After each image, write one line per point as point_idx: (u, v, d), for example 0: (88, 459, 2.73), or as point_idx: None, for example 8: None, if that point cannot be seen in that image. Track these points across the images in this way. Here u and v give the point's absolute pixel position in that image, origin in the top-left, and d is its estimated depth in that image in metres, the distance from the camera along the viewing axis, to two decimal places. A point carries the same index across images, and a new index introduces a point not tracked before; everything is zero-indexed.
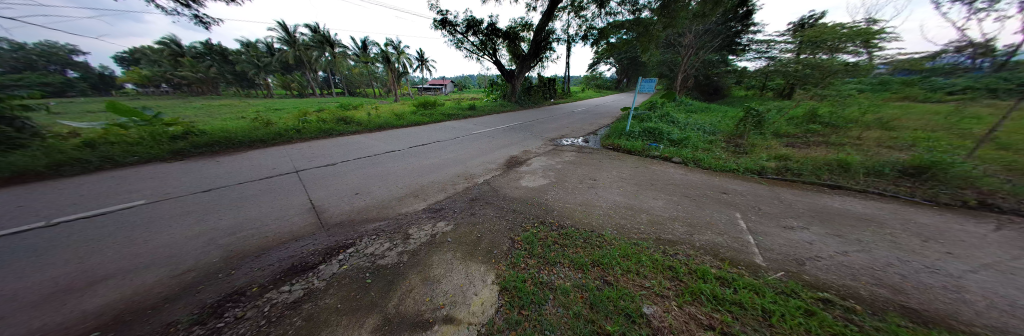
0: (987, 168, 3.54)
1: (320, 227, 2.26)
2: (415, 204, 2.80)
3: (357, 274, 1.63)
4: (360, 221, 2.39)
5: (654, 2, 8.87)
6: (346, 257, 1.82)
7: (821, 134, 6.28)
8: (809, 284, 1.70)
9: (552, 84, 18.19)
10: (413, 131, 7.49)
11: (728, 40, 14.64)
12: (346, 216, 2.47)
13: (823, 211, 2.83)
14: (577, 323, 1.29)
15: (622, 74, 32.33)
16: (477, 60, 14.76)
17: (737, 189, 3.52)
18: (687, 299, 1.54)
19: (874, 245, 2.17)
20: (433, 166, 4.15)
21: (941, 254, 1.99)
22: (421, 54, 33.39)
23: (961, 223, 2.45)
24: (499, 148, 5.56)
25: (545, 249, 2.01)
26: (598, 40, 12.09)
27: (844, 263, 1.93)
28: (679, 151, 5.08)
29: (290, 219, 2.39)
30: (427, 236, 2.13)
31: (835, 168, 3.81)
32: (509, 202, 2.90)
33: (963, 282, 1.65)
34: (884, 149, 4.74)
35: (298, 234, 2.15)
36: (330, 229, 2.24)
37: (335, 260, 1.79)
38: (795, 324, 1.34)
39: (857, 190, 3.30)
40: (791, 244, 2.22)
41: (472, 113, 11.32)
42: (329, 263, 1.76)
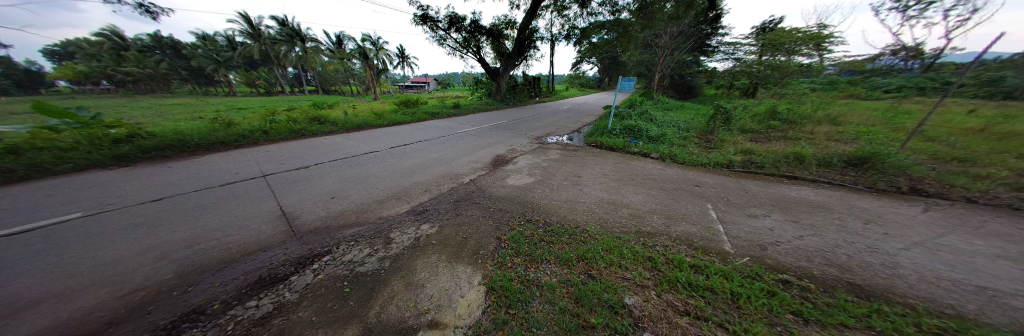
0: (916, 158, 4.05)
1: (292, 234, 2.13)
2: (398, 206, 2.71)
3: (334, 283, 1.55)
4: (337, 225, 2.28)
5: (632, 4, 9.16)
6: (321, 266, 1.72)
7: (782, 129, 6.84)
8: (770, 267, 1.85)
9: (537, 82, 18.28)
10: (394, 130, 7.23)
11: (700, 42, 15.50)
12: (321, 223, 2.33)
13: (783, 199, 3.10)
14: (563, 318, 1.32)
15: (604, 73, 33.34)
16: (460, 58, 14.51)
17: (709, 182, 3.75)
18: (665, 287, 1.62)
19: (825, 229, 2.41)
20: (415, 167, 4.03)
21: (879, 235, 2.26)
22: (402, 51, 32.32)
23: (893, 206, 2.80)
24: (484, 147, 5.50)
25: (531, 246, 2.02)
26: (580, 40, 12.30)
27: (801, 246, 2.13)
28: (657, 147, 5.32)
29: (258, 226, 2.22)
30: (411, 239, 2.06)
31: (793, 160, 4.19)
32: (496, 201, 2.88)
33: (899, 260, 1.88)
34: (832, 142, 5.28)
35: (265, 244, 2.00)
36: (302, 236, 2.11)
37: (309, 269, 1.69)
38: (759, 304, 1.47)
39: (810, 179, 3.66)
40: (755, 231, 2.40)
41: (456, 112, 11.14)
42: (302, 273, 1.65)
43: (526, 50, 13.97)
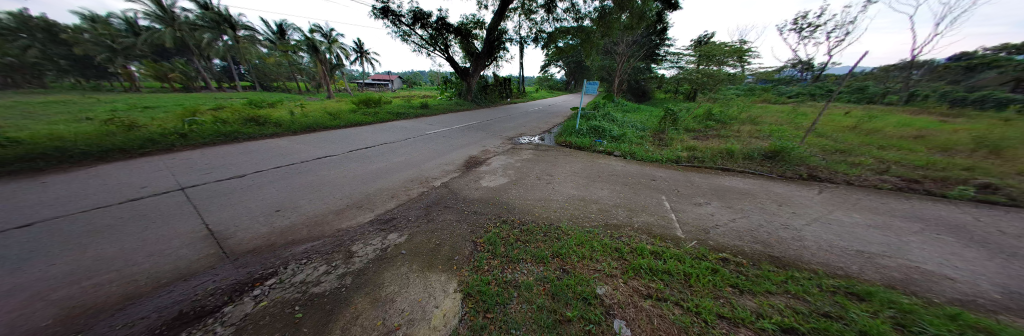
0: (813, 151, 5.07)
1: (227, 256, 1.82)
2: (363, 215, 2.49)
3: (283, 308, 1.34)
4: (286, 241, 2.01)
5: (593, 12, 9.78)
6: (265, 291, 1.47)
7: (719, 128, 7.95)
8: (712, 248, 2.15)
9: (507, 83, 18.41)
10: (354, 132, 6.63)
11: (651, 51, 17.23)
12: (264, 240, 2.02)
13: (722, 188, 3.61)
14: (540, 316, 1.36)
15: (570, 76, 34.98)
16: (426, 55, 13.91)
17: (664, 176, 4.19)
18: (631, 274, 1.76)
19: (751, 211, 2.88)
20: (380, 172, 3.75)
21: (789, 214, 2.78)
22: (359, 46, 29.76)
23: (799, 190, 3.47)
24: (454, 149, 5.36)
25: (507, 248, 2.03)
26: (547, 44, 12.74)
27: (734, 227, 2.52)
28: (620, 145, 5.76)
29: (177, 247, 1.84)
30: (376, 251, 1.91)
31: (727, 154, 4.90)
32: (470, 204, 2.83)
33: (802, 234, 2.36)
34: (755, 139, 6.32)
35: (189, 270, 1.65)
36: (239, 258, 1.79)
37: (248, 297, 1.43)
38: (706, 281, 1.70)
39: (741, 170, 4.32)
40: (700, 217, 2.77)
41: (424, 112, 10.64)
42: (239, 301, 1.40)
43: (495, 50, 13.97)
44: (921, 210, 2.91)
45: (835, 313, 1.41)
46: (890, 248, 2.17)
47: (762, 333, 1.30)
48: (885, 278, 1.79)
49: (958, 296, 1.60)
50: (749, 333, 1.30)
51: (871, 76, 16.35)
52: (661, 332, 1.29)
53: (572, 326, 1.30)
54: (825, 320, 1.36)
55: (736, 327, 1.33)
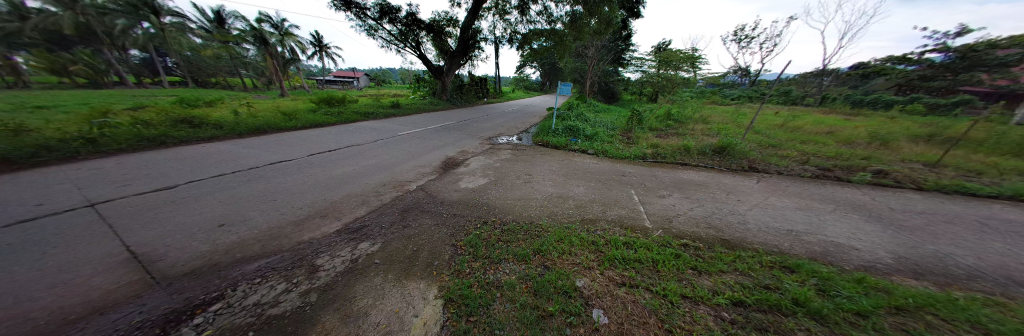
0: (754, 146, 5.81)
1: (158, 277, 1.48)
2: (329, 224, 2.28)
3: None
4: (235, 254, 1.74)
5: (565, 16, 10.11)
6: (207, 317, 1.24)
7: (680, 126, 8.74)
8: (675, 235, 2.36)
9: (483, 83, 18.24)
10: (315, 134, 6.04)
11: (618, 55, 18.33)
12: (205, 256, 1.72)
13: (682, 181, 3.96)
14: (523, 314, 1.36)
15: (545, 77, 35.74)
16: (395, 52, 13.21)
17: (633, 171, 4.48)
18: (607, 265, 1.86)
19: (706, 201, 3.22)
20: (348, 176, 3.47)
21: (737, 202, 3.16)
22: (317, 40, 27.22)
23: (744, 181, 3.95)
24: (429, 150, 5.15)
25: (488, 248, 2.00)
26: (522, 45, 12.89)
27: (693, 215, 2.79)
28: (592, 144, 6.04)
29: (84, 272, 1.47)
30: (346, 262, 1.75)
31: (685, 150, 5.40)
32: (448, 207, 2.74)
33: (747, 219, 2.70)
34: (708, 136, 7.07)
35: (104, 297, 1.31)
36: (170, 279, 1.50)
37: (183, 325, 1.19)
38: (672, 265, 1.87)
39: (698, 164, 4.79)
40: (663, 208, 3.02)
41: (394, 112, 10.09)
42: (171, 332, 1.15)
43: (469, 50, 13.75)
44: (833, 193, 3.50)
45: (774, 286, 1.65)
46: (812, 226, 2.58)
47: (717, 308, 1.47)
48: (810, 251, 2.14)
49: (861, 263, 1.98)
50: (708, 309, 1.46)
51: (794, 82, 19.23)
52: (636, 316, 1.38)
53: (554, 321, 1.32)
54: (766, 292, 1.60)
55: (697, 305, 1.49)
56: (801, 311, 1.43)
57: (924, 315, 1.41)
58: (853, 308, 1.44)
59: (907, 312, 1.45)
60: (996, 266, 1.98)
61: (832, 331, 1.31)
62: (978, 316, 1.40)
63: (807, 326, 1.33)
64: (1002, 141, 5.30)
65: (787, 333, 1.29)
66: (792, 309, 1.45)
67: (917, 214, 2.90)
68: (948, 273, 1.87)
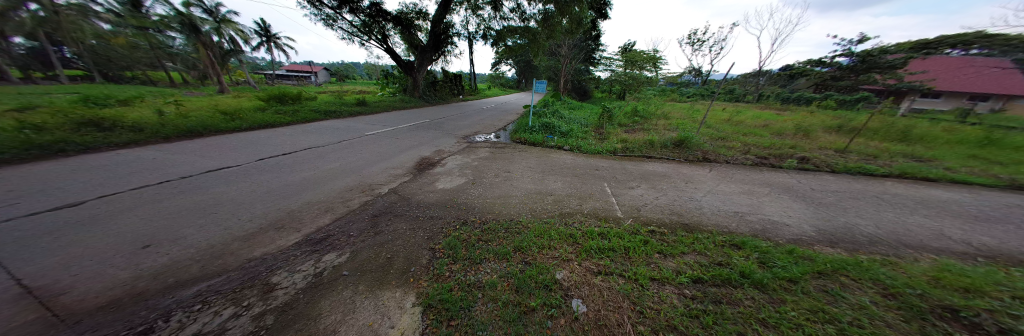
0: (709, 139, 6.47)
1: (53, 309, 1.19)
2: (288, 235, 2.04)
3: None
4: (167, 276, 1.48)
5: (538, 14, 10.18)
6: None
7: (647, 122, 9.39)
8: (644, 223, 2.53)
9: (457, 80, 17.76)
10: (266, 135, 5.39)
11: (589, 54, 19.09)
12: (123, 282, 1.42)
13: (649, 173, 4.26)
14: (505, 312, 1.35)
15: (520, 75, 35.95)
16: (359, 45, 12.29)
17: (606, 165, 4.70)
18: (584, 256, 1.92)
19: (670, 189, 3.50)
20: (309, 181, 3.16)
21: (695, 190, 3.47)
22: (265, 30, 24.24)
23: (701, 170, 4.36)
24: (400, 150, 4.89)
25: (468, 249, 1.95)
26: (496, 42, 12.79)
27: (659, 204, 3.01)
28: (568, 140, 6.22)
29: None
30: (310, 275, 1.57)
31: (651, 144, 5.83)
32: (424, 209, 2.62)
33: (703, 205, 2.99)
34: (671, 130, 7.70)
35: None
36: (73, 312, 1.20)
37: None
38: (642, 251, 2.00)
39: (663, 157, 5.17)
40: (633, 198, 3.21)
41: (361, 109, 9.40)
42: None
43: (441, 45, 13.25)
44: (771, 178, 4.01)
45: (726, 262, 1.86)
46: (755, 207, 2.94)
47: (681, 286, 1.61)
48: (753, 229, 2.43)
49: (793, 237, 2.31)
50: (673, 288, 1.59)
51: (739, 81, 21.71)
52: (611, 302, 1.45)
53: (536, 315, 1.33)
54: (719, 268, 1.79)
55: (664, 286, 1.61)
56: (747, 281, 1.64)
57: (838, 277, 1.70)
58: (787, 276, 1.68)
59: (826, 276, 1.73)
60: (887, 231, 2.45)
61: (771, 296, 1.51)
62: (874, 273, 1.72)
63: (752, 295, 1.52)
64: (890, 131, 6.52)
65: (737, 303, 1.46)
66: (739, 281, 1.64)
67: (834, 193, 3.45)
68: (854, 240, 2.26)
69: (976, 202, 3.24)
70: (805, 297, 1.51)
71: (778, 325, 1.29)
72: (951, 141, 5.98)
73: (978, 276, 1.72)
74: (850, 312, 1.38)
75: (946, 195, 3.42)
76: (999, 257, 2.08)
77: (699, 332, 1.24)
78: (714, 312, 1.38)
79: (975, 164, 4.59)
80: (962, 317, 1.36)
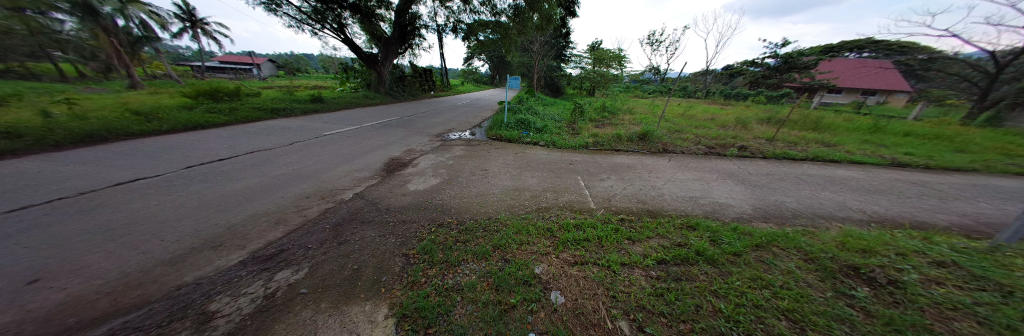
0: (670, 132, 7.04)
1: None
2: (229, 253, 1.74)
3: None
4: (52, 315, 1.15)
5: (509, 9, 10.09)
6: None
7: (615, 116, 9.91)
8: (615, 212, 2.66)
9: (427, 75, 16.98)
10: (197, 138, 4.59)
11: (559, 52, 19.57)
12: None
13: (618, 165, 4.49)
14: (486, 312, 1.31)
15: (493, 70, 35.54)
16: (312, 33, 11.10)
17: (579, 159, 4.85)
18: (561, 248, 1.95)
19: (637, 179, 3.72)
20: (254, 190, 2.75)
21: (659, 179, 3.74)
22: (191, 13, 20.62)
23: (663, 161, 4.72)
24: (366, 151, 4.52)
25: (445, 252, 1.86)
26: (467, 36, 12.45)
27: (628, 193, 3.19)
28: (543, 136, 6.30)
29: None
30: (259, 296, 1.36)
31: (619, 137, 6.16)
32: (395, 213, 2.45)
33: (666, 192, 3.24)
34: (637, 124, 8.24)
35: None
36: None
37: None
38: (614, 238, 2.09)
39: (630, 150, 5.50)
40: (605, 189, 3.35)
41: (318, 107, 8.53)
42: None
43: (408, 37, 12.54)
44: (721, 165, 4.49)
45: (684, 243, 2.03)
46: (709, 192, 3.27)
47: (648, 268, 1.72)
48: (707, 211, 2.71)
49: (741, 216, 2.60)
50: (641, 271, 1.69)
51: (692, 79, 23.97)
52: (587, 290, 1.49)
53: (517, 312, 1.32)
54: (680, 248, 1.94)
55: (634, 269, 1.70)
56: (703, 258, 1.80)
57: (772, 248, 1.96)
58: (733, 250, 1.90)
59: (762, 247, 1.98)
60: (807, 206, 2.90)
61: (721, 270, 1.69)
62: (797, 242, 2.02)
63: (707, 270, 1.69)
64: (809, 121, 7.72)
65: (694, 279, 1.61)
66: (697, 259, 1.81)
67: (768, 176, 3.97)
68: (786, 216, 2.63)
69: (869, 178, 3.98)
70: (748, 267, 1.71)
71: (727, 294, 1.45)
72: (852, 129, 7.26)
73: (871, 239, 2.11)
74: (781, 277, 1.61)
75: (848, 174, 4.15)
76: (887, 222, 2.58)
77: (663, 309, 1.35)
78: (677, 290, 1.50)
79: (868, 148, 5.63)
80: (859, 273, 1.67)
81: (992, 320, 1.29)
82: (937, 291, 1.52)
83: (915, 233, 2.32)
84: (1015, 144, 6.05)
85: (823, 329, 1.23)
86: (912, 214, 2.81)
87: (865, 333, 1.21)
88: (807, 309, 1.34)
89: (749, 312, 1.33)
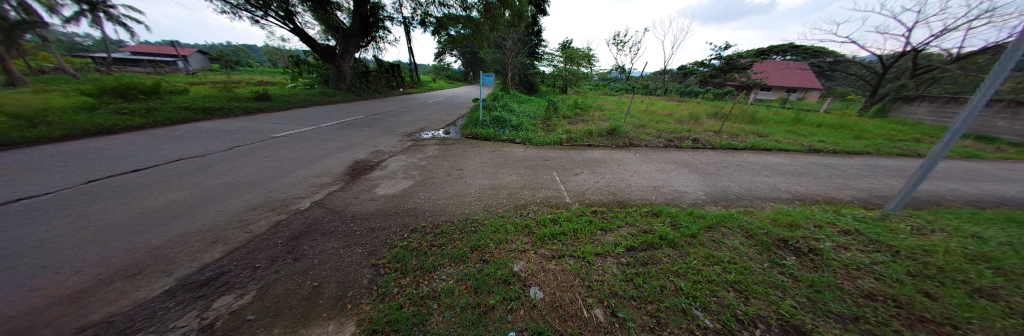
0: (637, 127, 7.48)
1: None
2: (152, 282, 1.42)
3: None
4: None
5: (479, 4, 9.89)
6: None
7: (586, 113, 10.28)
8: (589, 205, 2.75)
9: (394, 71, 16.03)
10: (100, 146, 3.78)
11: (531, 49, 19.77)
12: None
13: (590, 159, 4.66)
14: (464, 316, 1.26)
15: (467, 67, 34.77)
16: (254, 21, 9.79)
17: (554, 155, 4.94)
18: (539, 243, 1.96)
19: (608, 172, 3.90)
20: (181, 205, 2.32)
21: (628, 171, 3.95)
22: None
23: (630, 154, 5.00)
24: (327, 154, 4.10)
25: (419, 258, 1.74)
26: (436, 30, 11.96)
27: (601, 186, 3.31)
28: (519, 133, 6.31)
29: None
30: (192, 329, 1.14)
31: (591, 132, 6.39)
32: (361, 220, 2.26)
33: (634, 183, 3.43)
34: (606, 120, 8.64)
35: None
36: None
37: None
38: (588, 230, 2.15)
39: (601, 144, 5.74)
40: (579, 183, 3.45)
41: (267, 106, 7.58)
42: None
43: (370, 28, 11.69)
44: (681, 156, 4.89)
45: (650, 229, 2.16)
46: (672, 181, 3.52)
47: (619, 256, 1.79)
48: (668, 199, 2.92)
49: (699, 202, 2.85)
50: (613, 259, 1.76)
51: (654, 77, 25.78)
52: (564, 283, 1.51)
53: (496, 312, 1.28)
54: (646, 235, 2.06)
55: (607, 258, 1.76)
56: (666, 242, 1.93)
57: (722, 228, 2.16)
58: (690, 232, 2.06)
59: (713, 228, 2.18)
60: (748, 189, 3.27)
61: (681, 251, 1.83)
62: (740, 221, 2.25)
63: (668, 252, 1.81)
64: (750, 115, 8.75)
65: (658, 261, 1.72)
66: (660, 243, 1.93)
67: (717, 164, 4.41)
68: (735, 199, 2.94)
69: (798, 163, 4.63)
70: (702, 247, 1.87)
71: (686, 273, 1.58)
72: (783, 121, 8.38)
73: (798, 214, 2.44)
74: (729, 253, 1.79)
75: (778, 159, 4.79)
76: (812, 200, 3.01)
77: (634, 292, 1.41)
78: (644, 273, 1.58)
79: (795, 137, 6.56)
80: (789, 245, 1.94)
81: (883, 275, 1.57)
82: (846, 255, 1.81)
83: (828, 207, 2.75)
84: (895, 131, 7.50)
85: (763, 295, 1.40)
86: (825, 191, 3.34)
87: (795, 296, 1.40)
88: (750, 280, 1.51)
89: (705, 287, 1.46)
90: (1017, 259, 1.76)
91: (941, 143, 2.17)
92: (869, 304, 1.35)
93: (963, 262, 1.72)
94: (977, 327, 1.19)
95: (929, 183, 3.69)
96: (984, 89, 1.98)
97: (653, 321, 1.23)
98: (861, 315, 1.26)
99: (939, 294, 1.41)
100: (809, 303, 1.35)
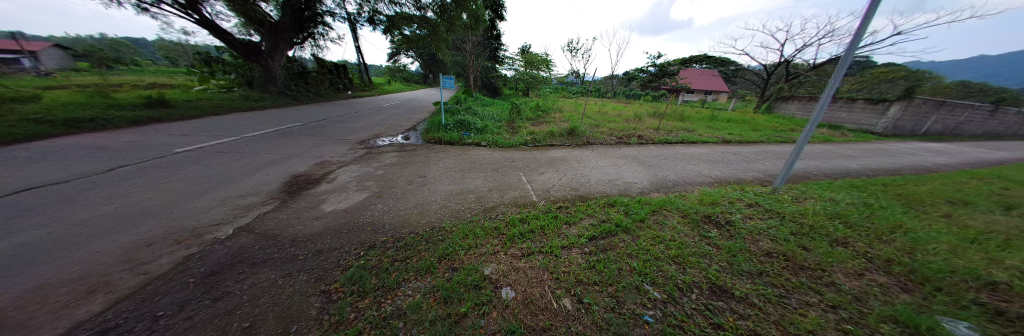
0: (593, 126, 8.09)
1: None
2: None
3: None
4: None
5: (434, 4, 9.61)
6: None
7: (547, 115, 10.76)
8: (553, 202, 2.87)
9: (340, 72, 14.53)
10: None
11: (491, 53, 19.88)
12: None
13: (553, 159, 4.86)
14: (434, 328, 1.20)
15: (425, 69, 33.40)
16: (143, 9, 7.91)
17: (520, 156, 5.03)
18: (508, 244, 1.96)
19: (568, 170, 4.12)
20: (31, 249, 1.70)
21: (586, 167, 4.23)
22: None
23: (589, 151, 5.36)
24: (259, 170, 3.52)
25: (379, 277, 1.61)
26: (388, 29, 11.21)
27: (564, 183, 3.47)
28: (484, 136, 6.27)
29: None
30: None
31: (553, 133, 6.66)
32: (308, 243, 1.99)
33: (591, 177, 3.70)
34: (565, 121, 9.16)
35: None
36: None
37: None
38: (553, 226, 2.23)
39: (562, 144, 6.04)
40: (545, 182, 3.57)
41: (170, 114, 6.19)
42: None
43: (306, 23, 10.39)
44: (631, 151, 5.41)
45: (607, 218, 2.34)
46: (623, 174, 3.90)
47: (581, 247, 1.89)
48: (621, 190, 3.23)
49: (644, 190, 3.22)
50: (577, 250, 1.86)
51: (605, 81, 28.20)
52: (535, 279, 1.54)
53: (469, 319, 1.25)
54: (604, 225, 2.22)
55: (572, 250, 1.86)
56: (621, 228, 2.13)
57: (664, 211, 2.46)
58: (640, 217, 2.29)
59: (657, 212, 2.47)
60: (682, 177, 3.79)
61: (633, 236, 2.02)
62: (677, 204, 2.59)
63: (623, 238, 1.99)
64: (682, 114, 10.20)
65: (615, 247, 1.87)
66: (616, 230, 2.10)
67: (659, 157, 5.02)
68: (671, 185, 3.42)
69: (718, 152, 5.54)
70: (649, 230, 2.10)
71: (637, 254, 1.75)
72: (707, 118, 9.97)
73: (719, 194, 2.93)
74: (670, 232, 2.05)
75: (704, 150, 5.66)
76: (729, 182, 3.64)
77: (596, 278, 1.51)
78: (604, 260, 1.70)
79: (715, 131, 7.85)
80: (713, 220, 2.31)
81: (779, 237, 1.97)
82: (752, 224, 2.22)
83: (738, 186, 3.35)
84: (780, 124, 9.54)
85: (696, 264, 1.64)
86: (737, 173, 4.06)
87: (718, 261, 1.67)
88: (686, 253, 1.76)
89: (653, 264, 1.64)
90: (858, 214, 2.39)
91: (806, 132, 2.79)
92: (769, 260, 1.69)
93: (825, 220, 2.27)
94: (837, 269, 1.59)
95: (803, 161, 4.78)
96: (830, 89, 2.61)
97: (613, 301, 1.33)
98: (764, 270, 1.57)
99: (813, 246, 1.84)
100: (728, 265, 1.62)
